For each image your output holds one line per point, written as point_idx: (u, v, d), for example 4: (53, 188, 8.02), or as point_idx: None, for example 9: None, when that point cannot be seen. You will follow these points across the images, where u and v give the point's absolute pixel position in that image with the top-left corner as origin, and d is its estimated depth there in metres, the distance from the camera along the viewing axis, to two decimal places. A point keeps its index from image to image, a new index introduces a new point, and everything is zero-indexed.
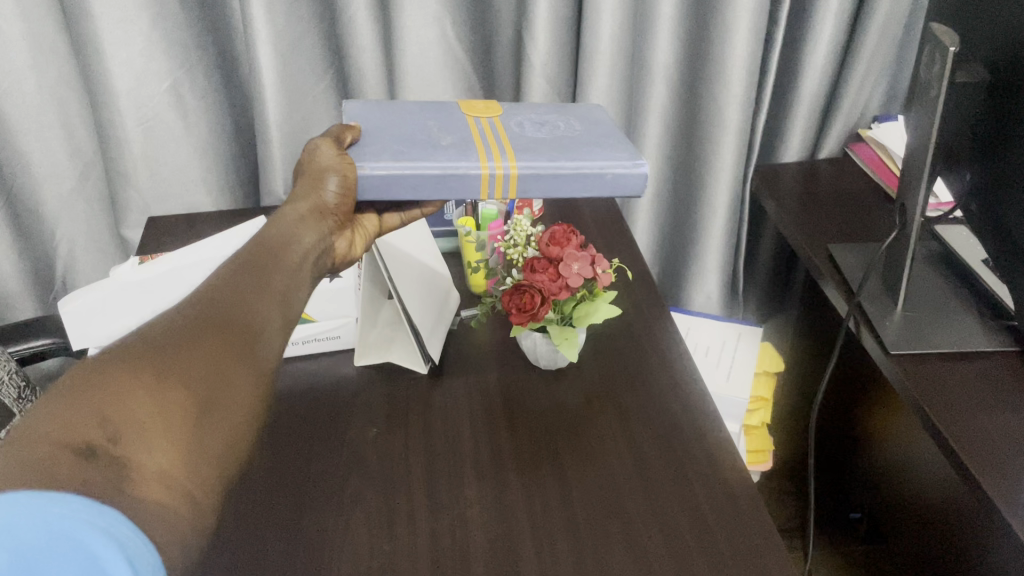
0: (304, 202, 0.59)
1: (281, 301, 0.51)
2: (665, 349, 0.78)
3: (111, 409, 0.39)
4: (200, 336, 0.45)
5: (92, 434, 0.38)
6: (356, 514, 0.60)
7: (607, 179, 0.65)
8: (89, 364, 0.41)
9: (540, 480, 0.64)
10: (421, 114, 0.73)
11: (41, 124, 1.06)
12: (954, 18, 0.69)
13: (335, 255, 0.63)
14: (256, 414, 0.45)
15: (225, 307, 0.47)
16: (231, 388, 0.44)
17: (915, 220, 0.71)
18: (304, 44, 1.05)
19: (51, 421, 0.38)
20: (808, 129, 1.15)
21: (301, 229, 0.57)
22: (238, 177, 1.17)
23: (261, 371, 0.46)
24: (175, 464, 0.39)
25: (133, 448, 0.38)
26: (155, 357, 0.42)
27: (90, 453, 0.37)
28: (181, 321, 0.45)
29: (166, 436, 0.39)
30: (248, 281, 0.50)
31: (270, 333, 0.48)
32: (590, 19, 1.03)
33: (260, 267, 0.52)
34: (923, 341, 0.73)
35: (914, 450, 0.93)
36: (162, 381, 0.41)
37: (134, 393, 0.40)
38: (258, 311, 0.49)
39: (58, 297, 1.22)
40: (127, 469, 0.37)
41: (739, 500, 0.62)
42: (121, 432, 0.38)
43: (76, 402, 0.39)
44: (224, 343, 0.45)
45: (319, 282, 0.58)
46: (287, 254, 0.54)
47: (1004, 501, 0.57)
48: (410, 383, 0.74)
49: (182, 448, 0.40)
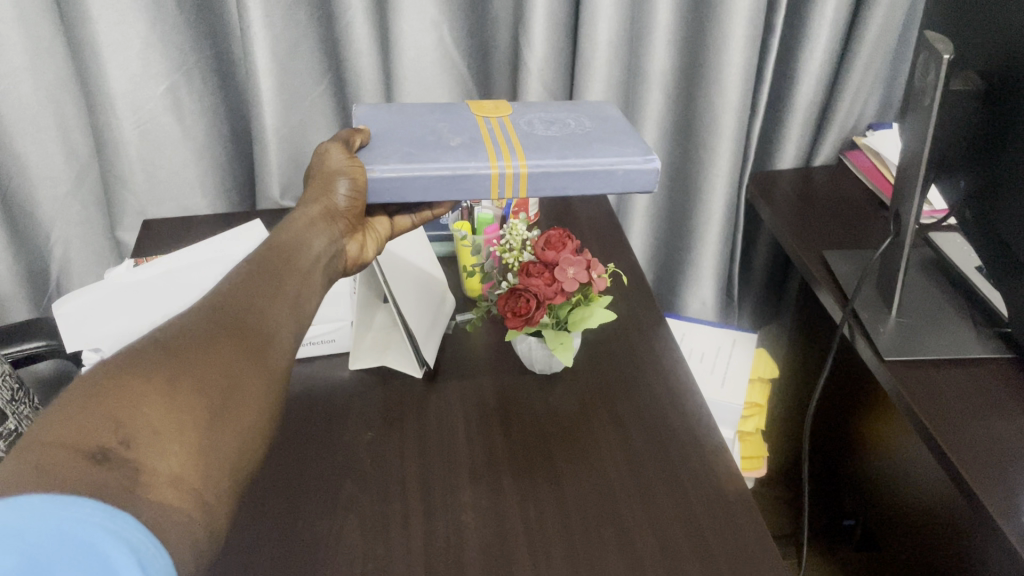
0: (314, 204, 0.60)
1: (292, 307, 0.51)
2: (660, 353, 0.78)
3: (124, 413, 0.39)
4: (213, 340, 0.45)
5: (104, 437, 0.37)
6: (350, 518, 0.60)
7: (618, 176, 0.65)
8: (99, 369, 0.41)
9: (538, 484, 0.63)
10: (431, 115, 0.73)
11: (37, 126, 1.05)
12: (948, 27, 0.69)
13: (347, 259, 0.63)
14: (267, 417, 0.45)
15: (236, 312, 0.47)
16: (243, 393, 0.44)
17: (910, 227, 0.72)
18: (301, 48, 1.05)
19: (62, 425, 0.37)
20: (804, 137, 1.15)
21: (311, 233, 0.58)
22: (234, 179, 1.17)
23: (273, 375, 0.46)
24: (186, 468, 0.39)
25: (146, 452, 0.38)
26: (167, 363, 0.42)
27: (102, 456, 0.37)
28: (193, 326, 0.45)
29: (178, 440, 0.39)
30: (259, 286, 0.50)
31: (281, 338, 0.49)
32: (587, 26, 1.03)
33: (271, 272, 0.52)
34: (916, 348, 0.73)
35: (907, 455, 0.94)
36: (174, 385, 0.41)
37: (146, 398, 0.40)
38: (270, 316, 0.49)
39: (52, 299, 1.21)
40: (140, 473, 0.37)
41: (733, 506, 0.62)
42: (133, 437, 0.38)
43: (87, 408, 0.38)
44: (235, 348, 0.45)
45: (330, 286, 0.58)
46: (299, 259, 0.55)
47: (997, 506, 0.57)
48: (406, 386, 0.74)
49: (193, 452, 0.40)
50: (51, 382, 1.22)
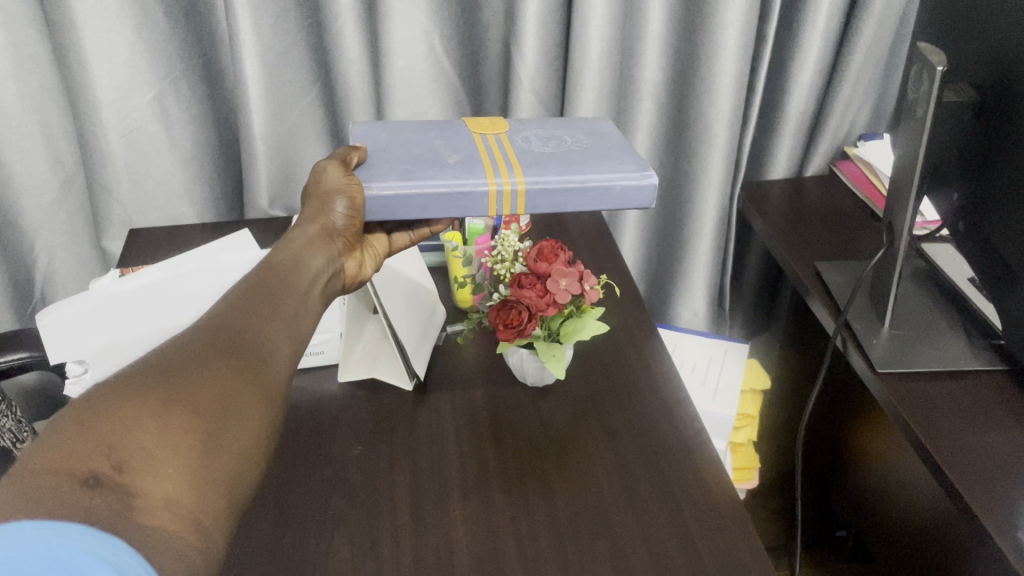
0: (312, 224, 0.59)
1: (290, 326, 0.50)
2: (652, 365, 0.77)
3: (117, 437, 0.38)
4: (208, 360, 0.44)
5: (95, 461, 0.36)
6: (340, 534, 0.59)
7: (614, 193, 0.65)
8: (91, 392, 0.40)
9: (530, 501, 0.62)
10: (428, 132, 0.72)
11: (21, 134, 1.04)
12: (942, 39, 0.69)
13: (345, 277, 0.61)
14: (265, 436, 0.44)
15: (232, 333, 0.46)
16: (239, 413, 0.43)
17: (904, 237, 0.71)
18: (291, 57, 1.04)
19: (52, 451, 0.36)
20: (796, 147, 1.16)
21: (309, 252, 0.57)
22: (222, 188, 1.15)
23: (271, 395, 0.45)
24: (181, 490, 0.38)
25: (139, 477, 0.37)
26: (161, 384, 0.41)
27: (93, 481, 0.36)
28: (188, 346, 0.44)
29: (173, 463, 0.38)
30: (256, 306, 0.49)
31: (279, 357, 0.48)
32: (579, 35, 1.03)
33: (269, 291, 0.51)
34: (910, 360, 0.73)
35: (902, 470, 0.93)
36: (167, 408, 0.40)
37: (141, 421, 0.39)
38: (266, 335, 0.48)
39: (36, 309, 1.19)
40: (133, 498, 0.36)
41: (727, 521, 0.61)
42: (126, 460, 0.37)
43: (79, 431, 0.37)
44: (231, 368, 0.44)
45: (329, 305, 0.57)
46: (296, 278, 0.54)
47: (993, 521, 0.57)
48: (397, 399, 0.73)
49: (188, 474, 0.38)
50: (35, 392, 1.20)
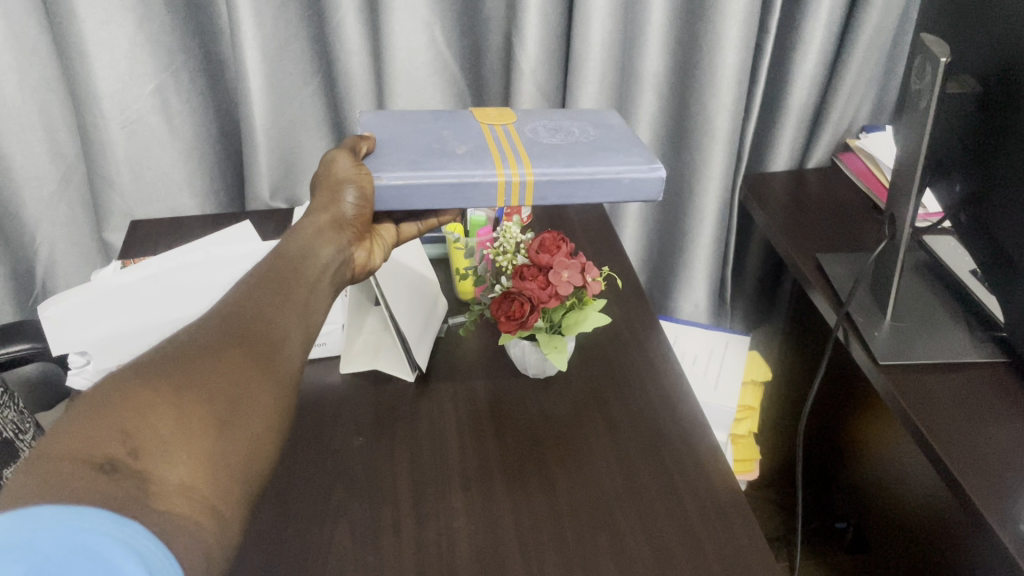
0: (323, 212, 0.59)
1: (301, 315, 0.50)
2: (652, 356, 0.78)
3: (132, 424, 0.38)
4: (221, 349, 0.44)
5: (111, 448, 0.37)
6: (341, 525, 0.59)
7: (623, 185, 0.65)
8: (106, 380, 0.40)
9: (531, 491, 0.62)
10: (435, 122, 0.72)
11: (22, 126, 1.03)
12: (947, 30, 0.69)
13: (354, 266, 0.61)
14: (277, 425, 0.44)
15: (245, 321, 0.46)
16: (252, 400, 0.43)
17: (905, 228, 0.71)
18: (292, 48, 1.04)
19: (70, 438, 0.36)
20: (798, 138, 1.15)
21: (319, 242, 0.56)
22: (223, 179, 1.15)
23: (284, 383, 0.45)
24: (196, 477, 0.38)
25: (155, 463, 0.37)
26: (173, 373, 0.41)
27: (109, 467, 0.36)
28: (200, 335, 0.44)
29: (187, 449, 0.38)
30: (266, 295, 0.49)
31: (291, 345, 0.48)
32: (581, 26, 1.03)
33: (279, 279, 0.51)
34: (910, 352, 0.73)
35: (902, 458, 0.93)
36: (180, 395, 0.40)
37: (156, 407, 0.39)
38: (279, 324, 0.48)
39: (37, 301, 1.19)
40: (148, 483, 0.36)
41: (727, 511, 0.61)
42: (141, 446, 0.37)
43: (94, 420, 0.37)
44: (244, 355, 0.44)
45: (339, 294, 0.57)
46: (306, 267, 0.54)
47: (992, 511, 0.57)
48: (399, 390, 0.73)
49: (202, 461, 0.39)
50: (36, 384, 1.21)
